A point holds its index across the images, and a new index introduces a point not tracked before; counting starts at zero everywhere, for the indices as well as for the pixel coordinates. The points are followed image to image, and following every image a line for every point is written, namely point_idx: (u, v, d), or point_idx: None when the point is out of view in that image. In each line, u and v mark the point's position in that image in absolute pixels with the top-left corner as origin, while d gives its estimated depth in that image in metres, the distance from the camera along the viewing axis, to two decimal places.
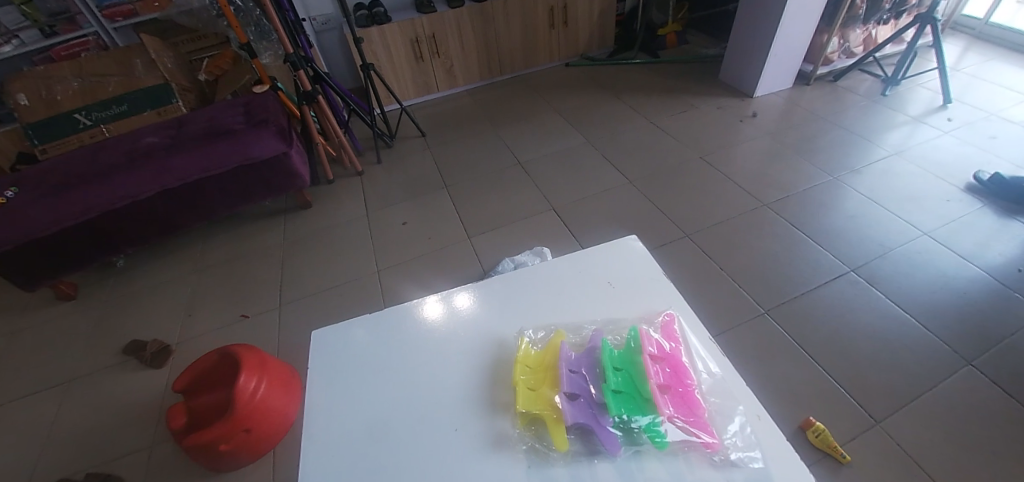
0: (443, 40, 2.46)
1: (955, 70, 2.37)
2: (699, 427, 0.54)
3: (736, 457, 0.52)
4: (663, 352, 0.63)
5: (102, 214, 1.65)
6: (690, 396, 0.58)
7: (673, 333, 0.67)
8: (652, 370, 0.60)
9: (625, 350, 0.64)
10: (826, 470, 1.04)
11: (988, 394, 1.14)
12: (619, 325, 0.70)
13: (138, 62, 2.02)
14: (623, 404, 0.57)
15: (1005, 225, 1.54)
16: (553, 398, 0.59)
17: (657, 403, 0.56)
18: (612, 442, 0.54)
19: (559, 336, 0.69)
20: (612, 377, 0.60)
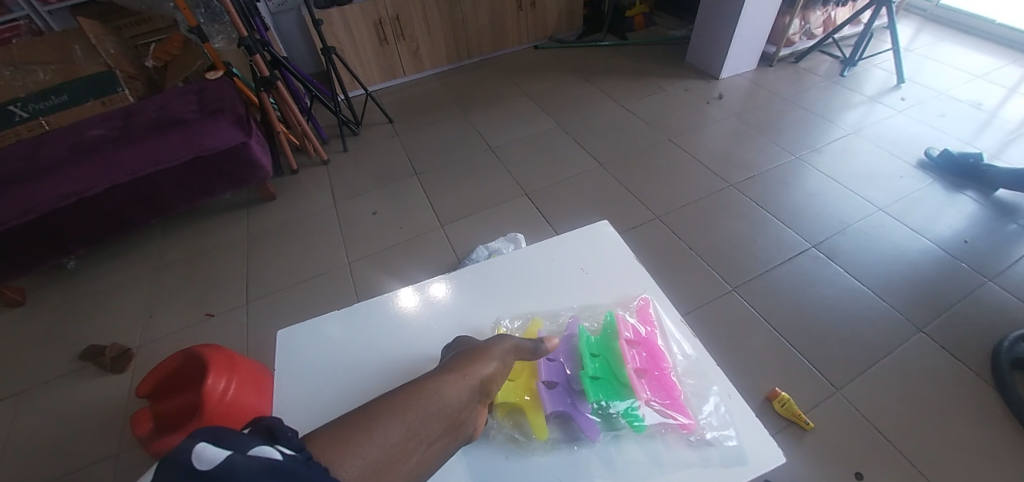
0: (407, 22, 2.38)
1: (908, 50, 2.46)
2: (675, 410, 0.55)
3: (709, 436, 0.54)
4: (639, 336, 0.64)
5: (48, 212, 1.53)
6: (666, 379, 0.59)
7: (649, 317, 0.67)
8: (628, 355, 0.61)
9: (601, 335, 0.64)
10: (792, 437, 1.09)
11: (937, 357, 1.22)
12: (595, 309, 0.70)
13: (77, 48, 1.86)
14: (602, 390, 0.57)
15: (953, 199, 1.63)
16: (531, 386, 0.59)
17: (634, 388, 0.57)
18: (591, 428, 0.54)
19: (536, 324, 0.68)
20: (590, 363, 0.60)
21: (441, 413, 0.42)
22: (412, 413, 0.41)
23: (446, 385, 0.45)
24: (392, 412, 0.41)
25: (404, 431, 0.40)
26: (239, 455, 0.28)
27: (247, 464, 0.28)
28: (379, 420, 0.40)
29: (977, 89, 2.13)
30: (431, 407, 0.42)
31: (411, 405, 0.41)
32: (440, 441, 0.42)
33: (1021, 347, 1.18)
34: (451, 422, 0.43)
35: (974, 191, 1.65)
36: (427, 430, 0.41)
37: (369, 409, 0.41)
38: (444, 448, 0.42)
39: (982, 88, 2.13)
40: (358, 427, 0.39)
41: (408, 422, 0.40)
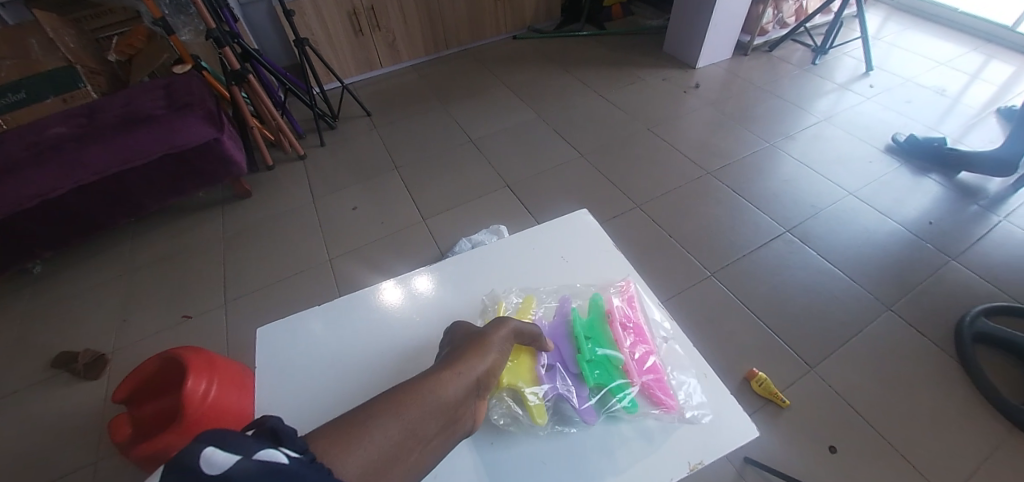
0: (383, 13, 2.34)
1: (876, 38, 2.53)
2: (665, 393, 0.56)
3: (693, 416, 0.55)
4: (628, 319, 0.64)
5: (9, 215, 1.47)
6: (655, 361, 0.60)
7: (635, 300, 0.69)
8: (619, 338, 0.61)
9: (593, 318, 0.65)
10: (769, 415, 1.13)
11: (904, 334, 1.27)
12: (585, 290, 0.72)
13: (33, 43, 1.76)
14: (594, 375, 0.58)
15: (918, 182, 1.70)
16: (534, 371, 0.57)
17: (626, 371, 0.58)
18: (588, 412, 0.55)
19: (531, 301, 0.69)
20: (583, 346, 0.60)
21: (441, 409, 0.42)
22: (412, 412, 0.40)
23: (445, 382, 0.44)
24: (393, 409, 0.40)
25: (406, 428, 0.39)
26: (247, 460, 0.27)
27: (257, 467, 0.27)
28: (380, 418, 0.39)
29: (941, 76, 2.21)
30: (431, 404, 0.42)
31: (411, 403, 0.41)
32: (441, 437, 0.42)
33: (982, 321, 1.24)
34: (450, 417, 0.43)
35: (938, 174, 1.72)
36: (427, 428, 0.41)
37: (370, 407, 0.40)
38: (443, 444, 0.42)
39: (946, 75, 2.20)
40: (358, 425, 0.38)
41: (407, 421, 0.40)
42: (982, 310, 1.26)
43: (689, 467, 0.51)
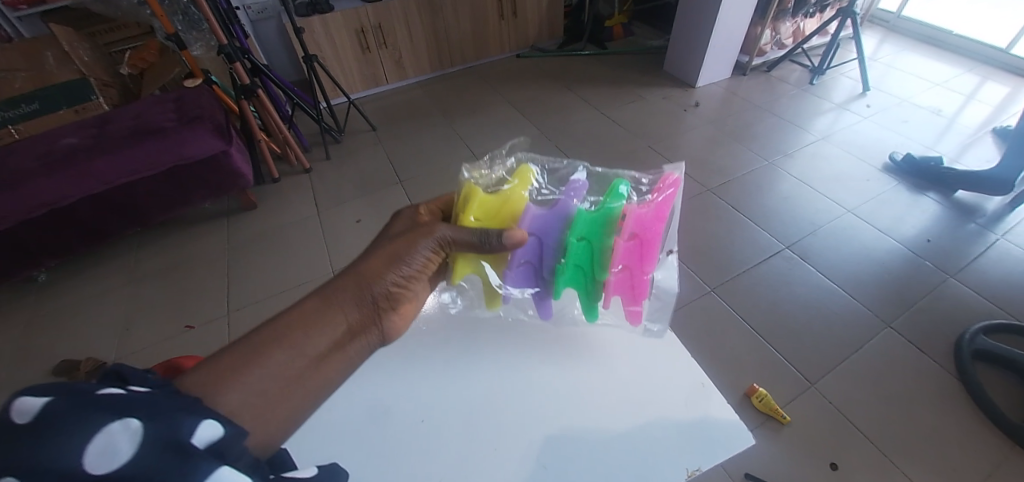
0: (389, 30, 2.39)
1: (873, 59, 2.57)
2: (634, 315, 0.64)
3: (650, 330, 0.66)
4: (643, 234, 0.57)
5: (18, 223, 1.49)
6: (644, 281, 0.61)
7: (666, 211, 0.57)
8: (618, 255, 0.58)
9: (600, 222, 0.57)
10: (769, 432, 1.12)
11: (904, 352, 1.27)
12: (602, 182, 0.66)
13: (49, 55, 1.81)
14: (569, 278, 0.61)
15: (916, 200, 1.71)
16: (499, 272, 0.61)
17: (605, 289, 0.62)
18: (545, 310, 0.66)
19: (525, 182, 0.60)
20: (574, 249, 0.58)
21: (336, 332, 0.46)
22: (297, 340, 0.43)
23: (338, 307, 0.47)
24: (278, 339, 0.42)
25: (292, 354, 0.42)
26: (66, 396, 0.26)
27: (77, 400, 0.26)
28: (261, 350, 0.41)
29: (937, 96, 2.24)
30: (322, 329, 0.45)
31: (296, 331, 0.43)
32: (339, 354, 0.46)
33: (981, 338, 1.25)
34: (349, 336, 0.47)
35: (936, 192, 1.74)
36: (318, 352, 0.44)
37: (248, 342, 0.42)
38: (339, 362, 0.46)
39: (942, 95, 2.24)
40: (235, 359, 0.40)
41: (292, 347, 0.42)
42: (981, 328, 1.27)
43: (688, 474, 0.54)
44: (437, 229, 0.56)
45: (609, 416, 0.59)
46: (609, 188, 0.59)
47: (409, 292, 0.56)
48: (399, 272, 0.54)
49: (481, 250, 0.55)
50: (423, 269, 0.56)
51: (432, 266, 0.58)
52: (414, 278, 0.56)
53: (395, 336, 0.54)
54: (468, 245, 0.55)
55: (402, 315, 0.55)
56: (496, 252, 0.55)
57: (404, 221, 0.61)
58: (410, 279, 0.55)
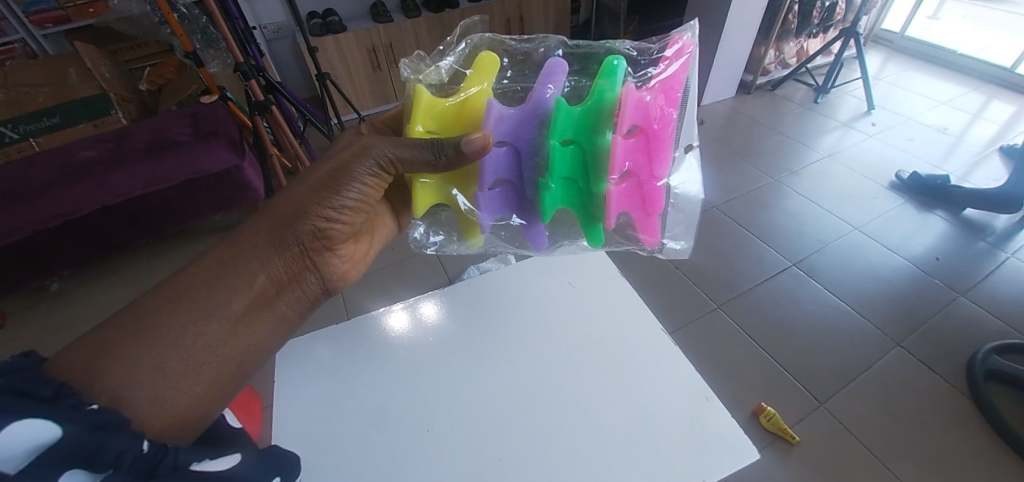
0: (400, 49, 2.46)
1: (878, 78, 2.60)
2: (649, 231, 0.68)
3: (667, 244, 0.74)
4: (649, 127, 0.58)
5: (33, 233, 1.53)
6: (648, 186, 0.62)
7: (673, 92, 0.58)
8: (620, 157, 0.57)
9: (591, 117, 0.54)
10: (778, 452, 1.10)
11: (915, 372, 1.25)
12: (588, 59, 0.66)
13: (72, 72, 1.87)
14: (560, 191, 0.63)
15: (925, 218, 1.71)
16: (473, 193, 0.62)
17: (607, 205, 0.61)
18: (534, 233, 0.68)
19: (478, 80, 0.57)
20: (560, 152, 0.58)
21: (247, 296, 0.50)
22: (200, 304, 0.47)
23: (245, 267, 0.51)
24: (172, 319, 0.45)
25: (201, 318, 0.47)
26: None
27: None
28: (161, 316, 0.45)
29: (942, 114, 2.25)
30: (229, 291, 0.49)
31: (201, 293, 0.48)
32: (260, 309, 0.52)
33: (993, 358, 1.23)
34: (265, 297, 0.52)
35: (944, 210, 1.73)
36: (229, 313, 0.49)
37: (149, 302, 0.46)
38: (256, 321, 0.51)
39: (947, 114, 2.25)
40: (138, 325, 0.44)
41: (189, 322, 0.46)
42: (994, 348, 1.25)
43: None
44: (375, 147, 0.55)
45: (620, 431, 0.69)
46: (602, 65, 0.53)
47: (345, 226, 0.58)
48: (332, 207, 0.56)
49: (435, 167, 0.54)
50: (364, 195, 0.58)
51: (376, 188, 0.58)
52: (350, 210, 0.57)
53: (332, 278, 0.60)
54: (420, 162, 0.53)
55: (336, 253, 0.60)
56: (452, 167, 0.53)
57: (348, 134, 0.62)
58: (345, 212, 0.57)
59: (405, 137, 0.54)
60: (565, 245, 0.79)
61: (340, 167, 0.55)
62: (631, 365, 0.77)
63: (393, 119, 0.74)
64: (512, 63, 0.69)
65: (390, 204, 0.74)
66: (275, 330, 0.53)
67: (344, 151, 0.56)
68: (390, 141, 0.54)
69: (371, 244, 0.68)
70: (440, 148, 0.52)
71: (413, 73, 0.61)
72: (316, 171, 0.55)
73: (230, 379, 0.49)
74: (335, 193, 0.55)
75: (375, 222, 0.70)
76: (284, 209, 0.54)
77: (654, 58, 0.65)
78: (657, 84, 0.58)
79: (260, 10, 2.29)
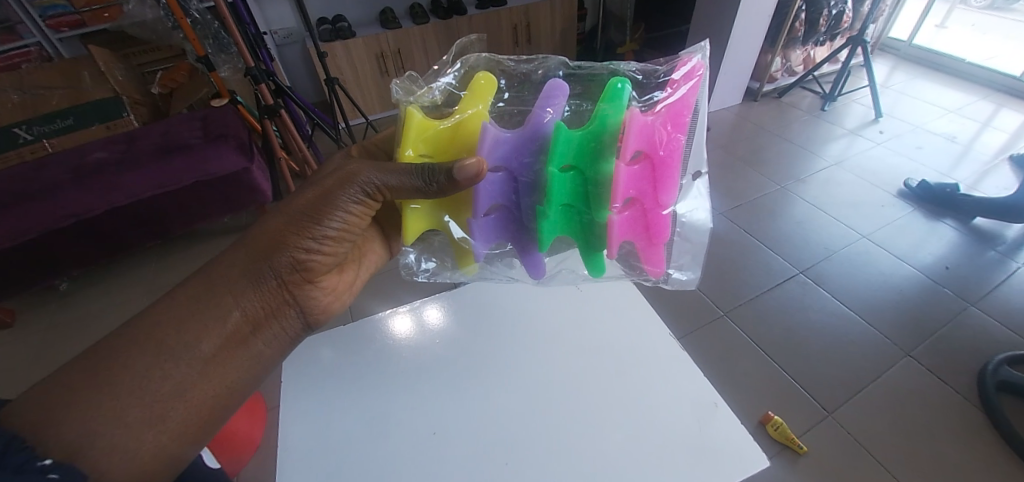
0: (408, 55, 2.49)
1: (885, 87, 2.59)
2: (654, 261, 0.62)
3: (672, 274, 0.69)
4: (654, 154, 0.52)
5: (44, 233, 1.55)
6: (653, 217, 0.57)
7: (681, 117, 0.52)
8: (622, 184, 0.52)
9: (592, 143, 0.50)
10: (786, 461, 1.09)
11: (925, 382, 1.23)
12: (592, 82, 0.63)
13: (87, 75, 1.91)
14: (558, 220, 0.57)
15: (935, 227, 1.69)
16: (467, 220, 0.57)
17: (610, 233, 0.56)
18: (534, 264, 0.62)
19: (476, 100, 0.52)
20: (560, 181, 0.52)
21: (218, 337, 0.49)
22: (168, 347, 0.46)
23: (218, 306, 0.50)
24: (138, 359, 0.44)
25: (168, 361, 0.46)
26: None
27: None
28: (125, 360, 0.44)
29: (951, 123, 2.24)
30: (199, 332, 0.48)
31: (169, 335, 0.47)
32: (231, 349, 0.50)
33: (1005, 369, 1.21)
34: (239, 335, 0.51)
35: (954, 219, 1.71)
36: (198, 355, 0.47)
37: (116, 343, 0.45)
38: (229, 360, 0.50)
39: (956, 122, 2.23)
40: (102, 369, 0.43)
41: (155, 364, 0.45)
42: (1006, 358, 1.23)
43: None
44: (360, 174, 0.52)
45: (627, 438, 0.68)
46: (606, 87, 0.50)
47: (326, 257, 0.56)
48: (312, 237, 0.54)
49: (427, 193, 0.50)
50: (348, 224, 0.55)
51: (362, 216, 0.56)
52: (332, 240, 0.55)
53: (314, 312, 0.59)
54: (411, 188, 0.50)
55: (318, 286, 0.58)
56: (445, 194, 0.49)
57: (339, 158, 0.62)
58: (326, 242, 0.55)
59: (394, 162, 0.50)
60: (565, 273, 0.75)
61: (328, 194, 0.53)
62: (635, 371, 0.76)
63: (385, 140, 0.72)
64: (510, 84, 0.65)
65: (379, 226, 0.72)
66: (249, 370, 0.52)
67: (326, 178, 0.54)
68: (376, 167, 0.52)
69: (357, 274, 0.66)
70: (431, 174, 0.47)
71: (406, 94, 0.58)
72: (297, 200, 0.53)
73: (198, 424, 0.48)
74: (319, 224, 0.53)
75: (362, 250, 0.68)
76: (265, 242, 0.53)
77: (661, 80, 0.60)
78: (662, 107, 0.52)
79: (271, 16, 2.32)
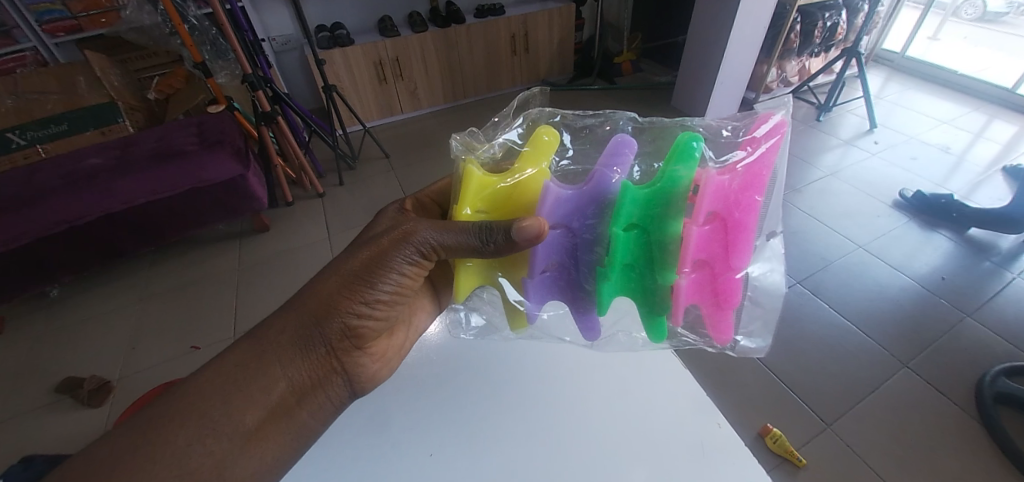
0: (406, 64, 2.50)
1: (879, 98, 2.61)
2: (722, 329, 0.53)
3: (739, 341, 0.57)
4: (728, 215, 0.45)
5: (36, 240, 1.53)
6: (725, 285, 0.49)
7: (760, 179, 0.44)
8: (690, 248, 0.45)
9: (661, 201, 0.43)
10: (785, 474, 1.08)
11: (923, 393, 1.23)
12: (660, 137, 0.52)
13: (82, 80, 1.91)
14: (618, 282, 0.50)
15: (928, 236, 1.71)
16: (522, 279, 0.51)
17: (673, 298, 0.50)
18: (591, 329, 0.54)
19: (538, 158, 0.44)
20: (622, 241, 0.45)
21: (262, 407, 0.45)
22: (209, 418, 0.42)
23: (263, 375, 0.45)
24: (180, 432, 0.41)
25: (211, 434, 0.42)
26: None
27: None
28: (166, 432, 0.41)
29: (945, 134, 2.26)
30: (243, 402, 0.44)
31: (210, 406, 0.43)
32: (275, 421, 0.46)
33: (1002, 381, 1.21)
34: (288, 405, 0.47)
35: (949, 229, 1.72)
36: (240, 428, 0.43)
37: (159, 409, 0.42)
38: (273, 436, 0.45)
39: (950, 134, 2.25)
40: (139, 444, 0.40)
41: (196, 437, 0.41)
42: (1002, 370, 1.23)
43: None
44: (416, 232, 0.48)
45: None
46: (675, 144, 0.41)
47: (377, 321, 0.53)
48: (364, 301, 0.50)
49: (482, 253, 0.45)
50: (401, 286, 0.52)
51: (415, 277, 0.52)
52: (385, 303, 0.52)
53: (360, 379, 0.53)
54: (466, 249, 0.45)
55: (366, 352, 0.54)
56: (501, 255, 0.44)
57: (388, 216, 0.61)
58: (378, 306, 0.51)
59: (450, 222, 0.45)
60: (622, 335, 0.63)
61: (383, 256, 0.49)
62: None
63: (441, 192, 0.68)
64: (574, 140, 0.55)
65: (431, 286, 0.68)
66: (293, 446, 0.47)
67: (381, 237, 0.51)
68: (433, 225, 0.48)
69: (406, 335, 0.62)
70: (489, 236, 0.42)
71: (464, 149, 0.50)
72: (350, 261, 0.50)
73: None
74: (372, 287, 0.50)
75: (413, 307, 0.65)
76: (314, 302, 0.49)
77: (738, 140, 0.50)
78: (740, 166, 0.44)
79: (270, 23, 2.33)
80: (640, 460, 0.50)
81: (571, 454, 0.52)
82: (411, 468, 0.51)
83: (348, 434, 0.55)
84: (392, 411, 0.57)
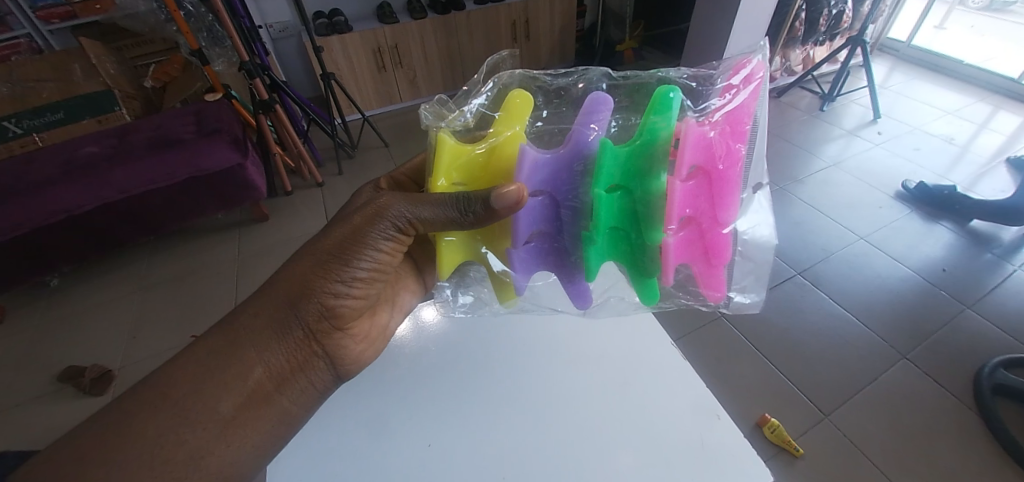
0: (404, 51, 2.47)
1: (884, 87, 2.59)
2: (713, 285, 0.53)
3: (733, 298, 0.57)
4: (711, 168, 0.43)
5: (35, 230, 1.52)
6: (713, 241, 0.49)
7: (741, 126, 0.44)
8: (677, 204, 0.44)
9: (644, 157, 0.41)
10: (782, 464, 1.09)
11: (921, 384, 1.24)
12: (637, 93, 0.53)
13: (77, 67, 1.87)
14: (605, 246, 0.50)
15: (929, 227, 1.70)
16: (505, 251, 0.49)
17: (663, 257, 0.48)
18: (581, 296, 0.54)
19: (509, 124, 0.42)
20: (607, 203, 0.44)
21: (238, 394, 0.44)
22: (183, 408, 0.42)
23: (236, 361, 0.45)
24: (149, 422, 0.41)
25: (185, 423, 0.42)
26: None
27: None
28: (135, 425, 0.40)
29: (949, 124, 2.24)
30: (219, 388, 0.44)
31: (182, 394, 0.43)
32: (253, 407, 0.45)
33: (1001, 373, 1.21)
34: (267, 392, 0.46)
35: (950, 221, 1.72)
36: (214, 416, 0.43)
37: (132, 401, 0.42)
38: (252, 422, 0.45)
39: (954, 124, 2.24)
40: (106, 440, 0.40)
41: (167, 425, 0.41)
42: (1001, 362, 1.24)
43: None
44: (391, 207, 0.47)
45: None
46: (653, 96, 0.40)
47: (357, 301, 0.52)
48: (341, 280, 0.49)
49: (461, 224, 0.44)
50: (379, 263, 0.51)
51: (394, 253, 0.52)
52: (363, 281, 0.51)
53: (343, 362, 0.53)
54: (444, 221, 0.44)
55: (348, 333, 0.53)
56: (482, 225, 0.43)
57: (366, 194, 0.60)
58: (356, 284, 0.51)
59: (425, 195, 0.44)
60: (613, 300, 0.63)
61: (358, 233, 0.48)
62: None
63: (414, 169, 0.67)
64: (548, 101, 0.55)
65: (413, 262, 0.68)
66: (274, 432, 0.47)
67: (356, 214, 0.49)
68: (406, 199, 0.47)
69: (391, 314, 0.62)
70: (466, 206, 0.42)
71: (434, 119, 0.49)
72: (325, 239, 0.49)
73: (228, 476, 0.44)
74: (346, 265, 0.49)
75: (396, 285, 0.64)
76: (288, 285, 0.49)
77: (717, 87, 0.50)
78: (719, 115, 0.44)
79: (267, 9, 2.30)
80: (635, 447, 0.51)
81: (572, 442, 0.52)
82: (408, 458, 0.51)
83: (342, 425, 0.54)
84: (385, 403, 0.57)
